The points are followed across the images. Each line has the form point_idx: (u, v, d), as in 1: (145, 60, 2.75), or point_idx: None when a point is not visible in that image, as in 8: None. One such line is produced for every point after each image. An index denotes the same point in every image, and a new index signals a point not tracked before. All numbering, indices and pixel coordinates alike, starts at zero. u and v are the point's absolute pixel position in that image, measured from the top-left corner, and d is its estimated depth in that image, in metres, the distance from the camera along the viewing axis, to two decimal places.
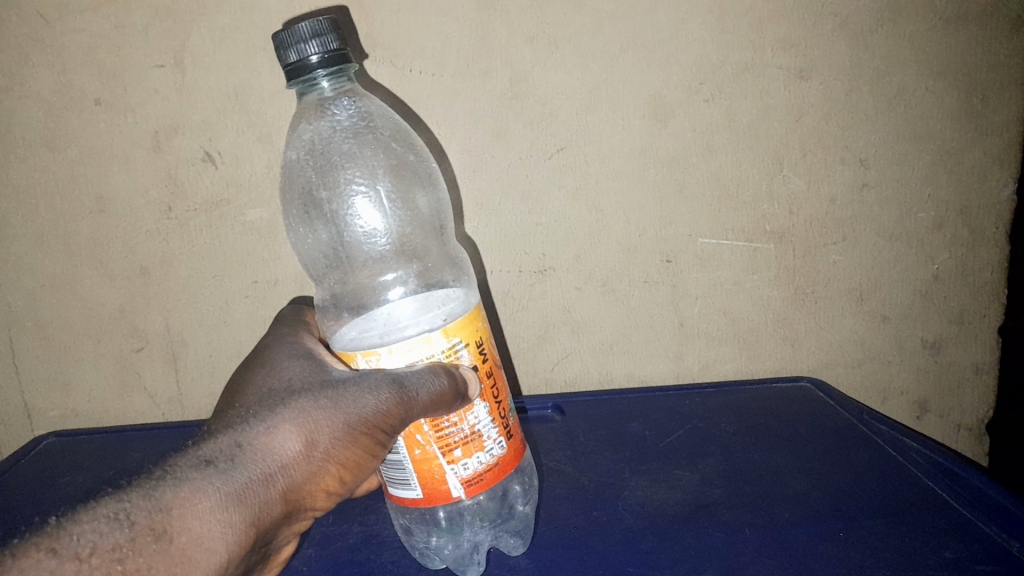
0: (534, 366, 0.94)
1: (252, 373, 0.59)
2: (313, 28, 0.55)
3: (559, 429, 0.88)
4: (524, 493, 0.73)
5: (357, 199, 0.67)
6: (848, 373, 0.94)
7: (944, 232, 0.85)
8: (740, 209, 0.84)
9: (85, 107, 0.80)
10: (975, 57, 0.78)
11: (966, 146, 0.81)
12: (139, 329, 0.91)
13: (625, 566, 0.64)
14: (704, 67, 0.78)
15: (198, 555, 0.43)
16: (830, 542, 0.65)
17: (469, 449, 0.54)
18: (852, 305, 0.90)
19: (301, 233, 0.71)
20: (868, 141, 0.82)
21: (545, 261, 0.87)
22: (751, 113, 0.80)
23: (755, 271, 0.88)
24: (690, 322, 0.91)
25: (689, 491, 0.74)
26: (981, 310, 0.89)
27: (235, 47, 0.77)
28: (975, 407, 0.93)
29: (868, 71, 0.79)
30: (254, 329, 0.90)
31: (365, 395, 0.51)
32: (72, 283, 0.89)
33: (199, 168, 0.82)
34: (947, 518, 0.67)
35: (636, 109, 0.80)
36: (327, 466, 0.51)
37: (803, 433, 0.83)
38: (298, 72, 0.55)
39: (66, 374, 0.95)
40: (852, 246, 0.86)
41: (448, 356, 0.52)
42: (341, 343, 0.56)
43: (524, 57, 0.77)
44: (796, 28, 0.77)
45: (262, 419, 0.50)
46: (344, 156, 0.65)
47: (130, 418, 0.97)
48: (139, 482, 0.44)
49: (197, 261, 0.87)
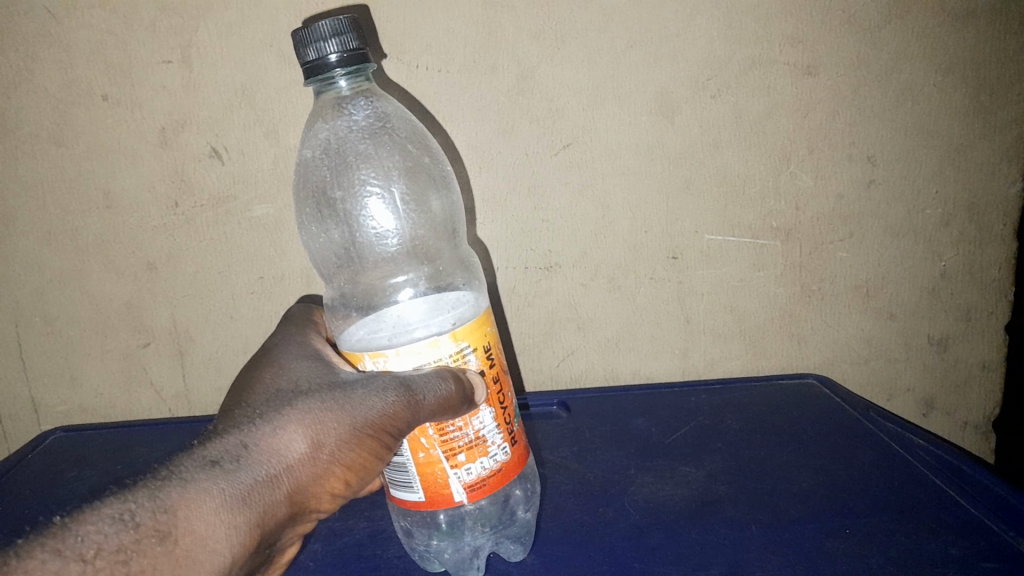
0: (539, 362, 0.93)
1: (259, 371, 0.59)
2: (333, 26, 0.54)
3: (564, 425, 0.88)
4: (525, 499, 0.73)
5: (371, 201, 0.66)
6: (854, 370, 0.93)
7: (953, 230, 0.84)
8: (747, 207, 0.84)
9: (91, 102, 0.80)
10: (985, 54, 0.77)
11: (975, 144, 0.80)
12: (146, 325, 0.92)
13: (630, 562, 0.64)
14: (711, 62, 0.77)
15: (202, 557, 0.43)
16: (835, 539, 0.65)
17: (473, 453, 0.54)
18: (858, 302, 0.89)
19: (313, 232, 0.70)
20: (876, 138, 0.81)
21: (551, 258, 0.86)
22: (759, 109, 0.79)
23: (761, 267, 0.87)
24: (697, 318, 0.90)
25: (695, 487, 0.74)
26: (989, 308, 0.88)
27: (242, 43, 0.77)
28: (982, 405, 0.93)
29: (876, 67, 0.78)
30: (260, 324, 0.91)
31: (373, 397, 0.51)
32: (79, 278, 0.89)
33: (206, 164, 0.82)
34: (953, 516, 0.67)
35: (644, 105, 0.79)
36: (332, 468, 0.51)
37: (810, 431, 0.83)
38: (316, 70, 0.55)
39: (72, 369, 0.95)
40: (859, 243, 0.86)
41: (456, 360, 0.52)
42: (348, 344, 0.56)
43: (530, 54, 0.77)
44: (805, 24, 0.76)
45: (268, 420, 0.50)
46: (359, 156, 0.65)
47: (137, 413, 0.98)
48: (145, 481, 0.44)
49: (203, 256, 0.87)
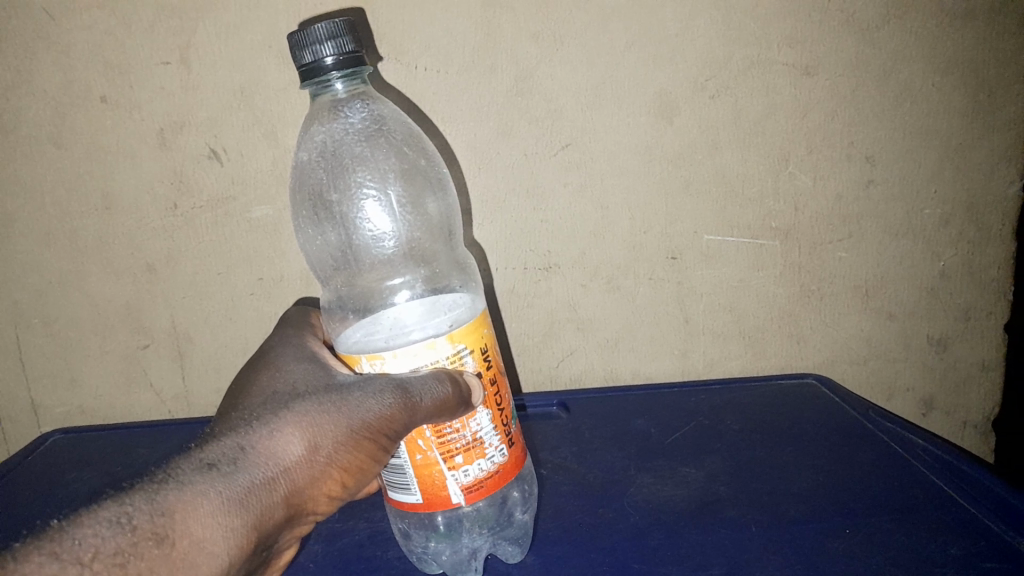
0: (539, 363, 0.93)
1: (256, 373, 0.59)
2: (329, 30, 0.54)
3: (564, 426, 0.88)
4: (523, 501, 0.73)
5: (368, 203, 0.66)
6: (854, 370, 0.93)
7: (952, 230, 0.84)
8: (746, 207, 0.84)
9: (90, 104, 0.80)
10: (984, 53, 0.76)
11: (974, 143, 0.80)
12: (145, 326, 0.92)
13: (630, 562, 0.64)
14: (710, 63, 0.77)
15: (199, 559, 0.43)
16: (835, 539, 0.65)
17: (470, 455, 0.54)
18: (857, 302, 0.89)
19: (309, 234, 0.70)
20: (875, 138, 0.81)
21: (550, 258, 0.86)
22: (758, 109, 0.79)
23: (761, 267, 0.87)
24: (696, 319, 0.90)
25: (695, 487, 0.74)
26: (988, 308, 0.88)
27: (241, 44, 0.77)
28: (982, 404, 0.93)
29: (876, 67, 0.77)
30: (260, 325, 0.91)
31: (369, 400, 0.51)
32: (78, 279, 0.89)
33: (205, 165, 0.82)
34: (953, 515, 0.67)
35: (643, 105, 0.79)
36: (329, 470, 0.51)
37: (810, 431, 0.83)
38: (312, 73, 0.55)
39: (72, 370, 0.95)
40: (859, 243, 0.86)
41: (453, 362, 0.52)
42: (344, 346, 0.56)
43: (530, 54, 0.77)
44: (804, 24, 0.76)
45: (265, 423, 0.50)
46: (355, 159, 0.65)
47: (137, 414, 0.98)
48: (142, 485, 0.44)
49: (203, 257, 0.87)
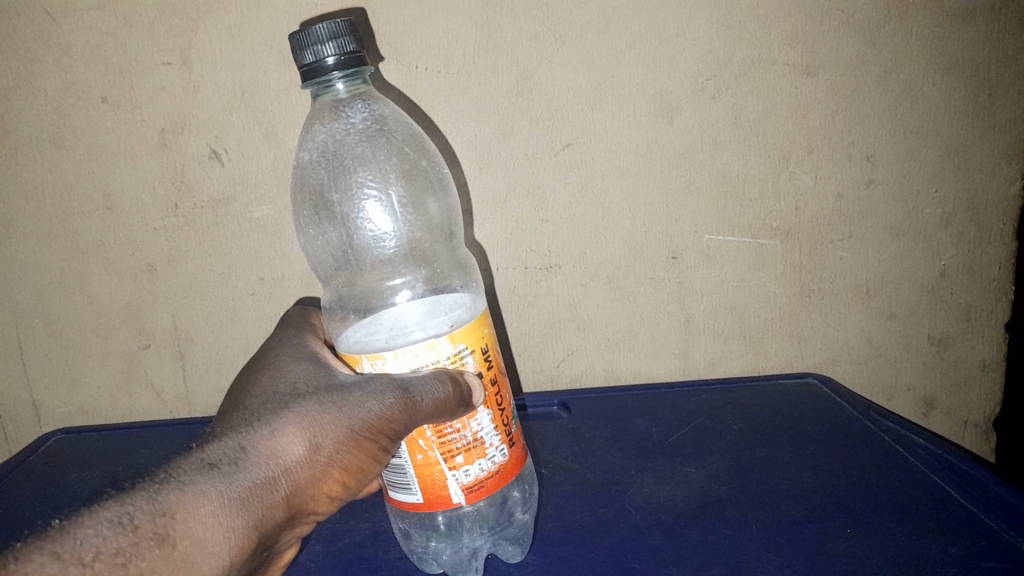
0: (540, 363, 0.93)
1: (257, 373, 0.59)
2: (330, 29, 0.54)
3: (564, 426, 0.88)
4: (523, 501, 0.73)
5: (368, 204, 0.66)
6: (855, 369, 0.93)
7: (952, 229, 0.84)
8: (746, 206, 0.84)
9: (91, 105, 0.80)
10: (984, 53, 0.76)
11: (974, 143, 0.80)
12: (146, 327, 0.92)
13: (630, 562, 0.64)
14: (710, 62, 0.77)
15: (200, 559, 0.43)
16: (836, 539, 0.65)
17: (471, 455, 0.54)
18: (858, 302, 0.89)
19: (310, 234, 0.70)
20: (876, 138, 0.81)
21: (551, 258, 0.86)
22: (758, 109, 0.79)
23: (761, 267, 0.87)
24: (697, 318, 0.90)
25: (696, 487, 0.74)
26: (988, 307, 0.88)
27: (242, 44, 0.77)
28: (982, 404, 0.93)
29: (876, 67, 0.77)
30: (261, 326, 0.91)
31: (370, 400, 0.51)
32: (79, 280, 0.89)
33: (206, 165, 0.82)
34: (953, 515, 0.67)
35: (643, 105, 0.79)
36: (330, 470, 0.51)
37: (810, 430, 0.83)
38: (313, 73, 0.55)
39: (73, 371, 0.95)
40: (859, 242, 0.86)
41: (453, 362, 0.52)
42: (345, 345, 0.56)
43: (530, 54, 0.77)
44: (804, 23, 0.76)
45: (266, 423, 0.50)
46: (356, 159, 0.65)
47: (138, 414, 0.98)
48: (144, 484, 0.45)
49: (203, 257, 0.87)
